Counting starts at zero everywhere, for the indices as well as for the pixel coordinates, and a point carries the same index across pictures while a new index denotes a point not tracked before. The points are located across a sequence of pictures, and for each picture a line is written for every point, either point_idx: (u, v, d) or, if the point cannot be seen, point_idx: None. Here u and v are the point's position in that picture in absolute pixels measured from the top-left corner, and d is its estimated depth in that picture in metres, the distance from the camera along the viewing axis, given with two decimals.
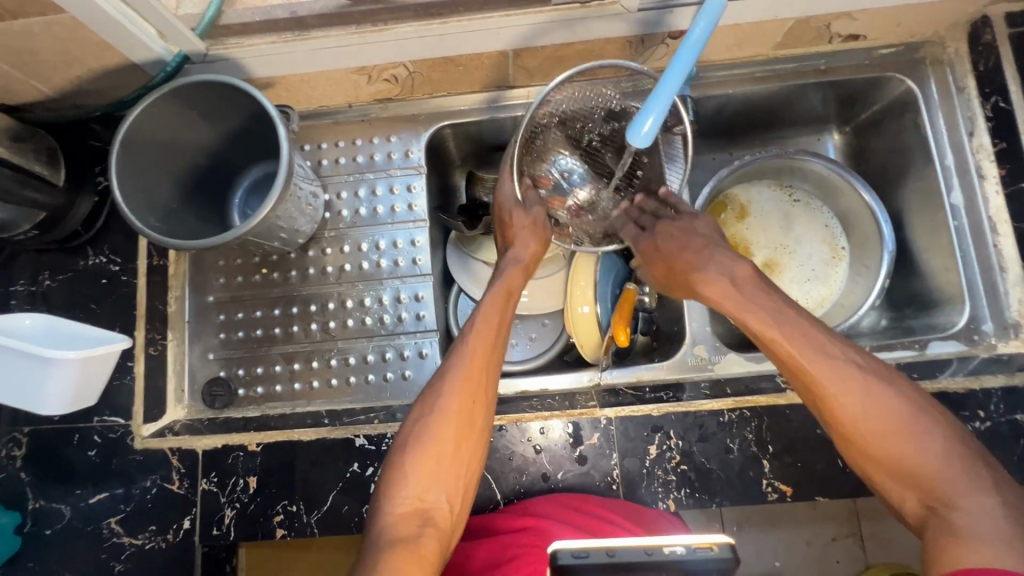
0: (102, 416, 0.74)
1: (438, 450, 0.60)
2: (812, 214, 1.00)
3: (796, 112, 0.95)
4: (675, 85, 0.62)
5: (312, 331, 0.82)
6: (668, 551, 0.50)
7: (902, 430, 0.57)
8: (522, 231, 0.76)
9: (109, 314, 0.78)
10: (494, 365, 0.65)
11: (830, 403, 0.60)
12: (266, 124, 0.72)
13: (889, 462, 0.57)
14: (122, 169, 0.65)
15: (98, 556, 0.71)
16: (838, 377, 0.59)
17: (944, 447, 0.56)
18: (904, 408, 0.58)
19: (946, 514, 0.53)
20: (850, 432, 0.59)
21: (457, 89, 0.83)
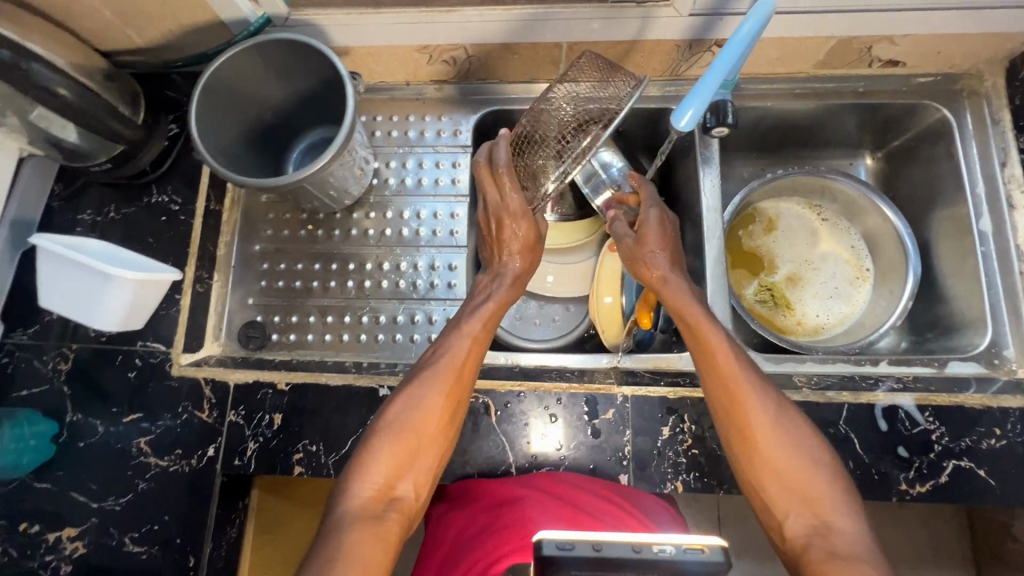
0: (145, 342, 0.78)
1: (414, 440, 0.64)
2: (839, 234, 1.02)
3: (829, 134, 0.98)
4: (717, 77, 0.66)
5: (348, 288, 0.86)
6: (658, 550, 0.47)
7: (805, 453, 0.62)
8: (529, 249, 0.81)
9: (163, 248, 0.82)
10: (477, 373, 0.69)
11: (745, 412, 0.63)
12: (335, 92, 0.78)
13: (785, 478, 0.61)
14: (201, 107, 0.71)
15: (124, 472, 0.74)
16: (755, 394, 0.64)
17: (833, 479, 0.61)
18: (804, 433, 0.63)
19: (828, 534, 0.57)
20: (757, 444, 0.62)
21: (509, 77, 0.89)
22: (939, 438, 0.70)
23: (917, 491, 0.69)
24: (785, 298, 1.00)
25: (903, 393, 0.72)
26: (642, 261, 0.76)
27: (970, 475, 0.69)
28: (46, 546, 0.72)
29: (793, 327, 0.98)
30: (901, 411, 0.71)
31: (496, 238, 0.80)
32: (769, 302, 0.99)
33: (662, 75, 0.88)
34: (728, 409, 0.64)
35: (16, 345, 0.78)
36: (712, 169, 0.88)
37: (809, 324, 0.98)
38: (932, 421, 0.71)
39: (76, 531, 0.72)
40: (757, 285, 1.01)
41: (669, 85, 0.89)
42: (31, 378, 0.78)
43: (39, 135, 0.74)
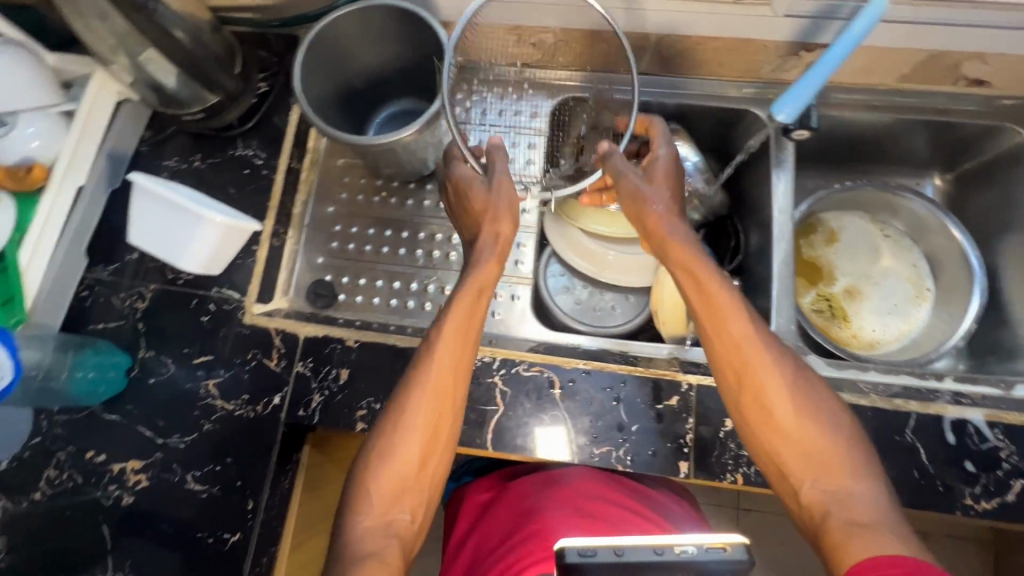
0: (220, 288, 0.80)
1: (405, 457, 0.64)
2: (901, 252, 1.01)
3: (901, 151, 0.98)
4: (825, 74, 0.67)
5: (416, 256, 0.88)
6: (679, 550, 0.47)
7: (819, 420, 0.62)
8: (487, 216, 0.75)
9: (245, 200, 0.84)
10: (458, 375, 0.67)
11: (755, 375, 0.64)
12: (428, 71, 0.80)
13: (803, 448, 0.61)
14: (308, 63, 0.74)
15: (191, 412, 0.75)
16: (768, 365, 0.64)
17: (848, 443, 0.61)
18: (812, 391, 0.64)
19: (846, 501, 0.58)
20: (768, 409, 0.63)
21: (593, 65, 0.91)
22: (1008, 457, 0.69)
23: (981, 507, 0.68)
24: (842, 310, 0.99)
25: (972, 409, 0.72)
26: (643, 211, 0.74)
27: None
28: (110, 476, 0.74)
29: (849, 339, 0.97)
30: (970, 425, 0.71)
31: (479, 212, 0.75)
32: (826, 312, 0.99)
33: (743, 76, 0.89)
34: (738, 384, 0.65)
35: (96, 279, 0.80)
36: (786, 172, 0.88)
37: (865, 338, 0.97)
38: (1001, 439, 0.70)
39: (140, 465, 0.74)
40: (815, 295, 1.00)
41: (749, 86, 0.90)
42: (108, 313, 0.80)
43: (144, 78, 0.77)
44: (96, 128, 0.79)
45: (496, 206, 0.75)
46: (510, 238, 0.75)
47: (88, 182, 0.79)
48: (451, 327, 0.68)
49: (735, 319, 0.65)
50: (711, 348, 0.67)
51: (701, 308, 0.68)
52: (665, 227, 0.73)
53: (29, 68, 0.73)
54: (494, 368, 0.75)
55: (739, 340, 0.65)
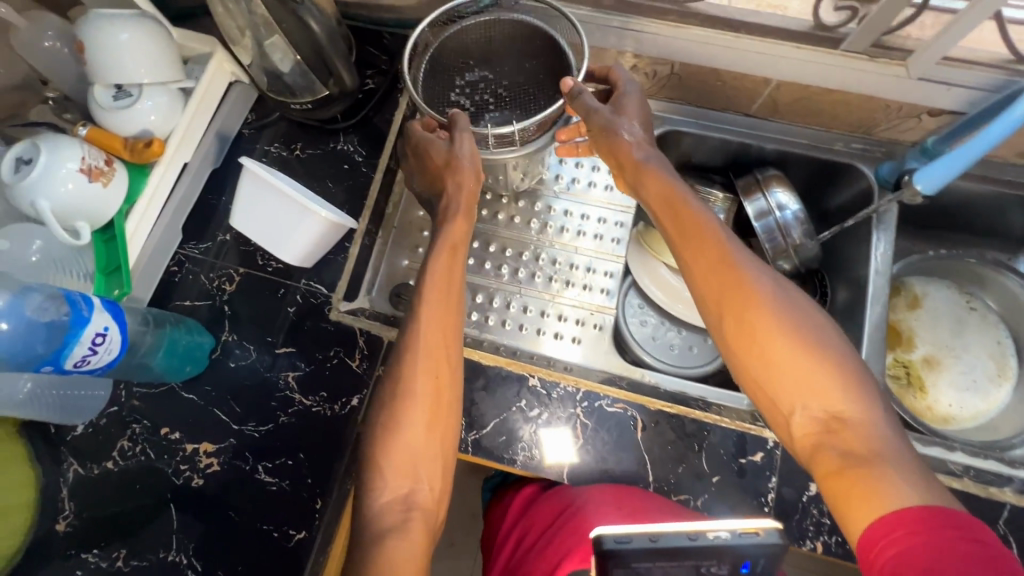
0: (309, 281, 0.80)
1: (395, 410, 0.63)
2: (986, 327, 0.98)
3: (1000, 225, 0.95)
4: (982, 147, 0.68)
5: (502, 273, 0.86)
6: (714, 536, 0.55)
7: (803, 337, 0.55)
8: (449, 168, 0.70)
9: (342, 196, 0.84)
10: (433, 315, 0.65)
11: (737, 303, 0.59)
12: (544, 92, 0.73)
13: (790, 375, 0.55)
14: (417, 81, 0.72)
15: (268, 402, 0.75)
16: (748, 293, 0.58)
17: (838, 356, 0.54)
18: (799, 306, 0.58)
19: (841, 429, 0.51)
20: (754, 337, 0.57)
21: (701, 101, 0.90)
22: None
23: None
24: (919, 379, 0.96)
25: None
26: (619, 145, 0.70)
27: None
28: (182, 456, 0.74)
29: (923, 410, 0.95)
30: None
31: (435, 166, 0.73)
32: (902, 379, 0.96)
33: (853, 131, 0.87)
34: (721, 321, 0.60)
35: (186, 257, 0.81)
36: (888, 234, 0.85)
37: (939, 411, 0.95)
38: None
39: (213, 448, 0.74)
40: (891, 359, 0.98)
41: (857, 142, 0.88)
42: (195, 291, 0.80)
43: (264, 65, 0.77)
44: (208, 107, 0.79)
45: (462, 161, 0.69)
46: (474, 189, 0.71)
47: (193, 159, 0.80)
48: (432, 288, 0.66)
49: (706, 243, 0.62)
50: (694, 284, 0.63)
51: (677, 240, 0.64)
52: (637, 155, 0.70)
53: (161, 42, 0.71)
54: (577, 399, 0.75)
55: (710, 275, 0.61)
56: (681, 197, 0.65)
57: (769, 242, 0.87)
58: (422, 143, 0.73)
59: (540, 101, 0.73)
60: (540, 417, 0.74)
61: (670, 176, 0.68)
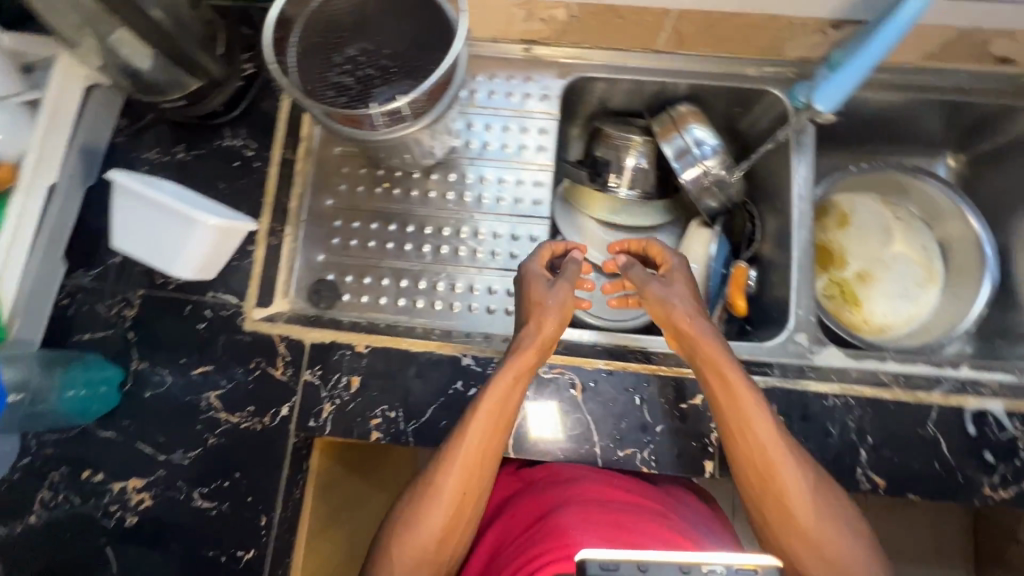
0: (216, 293, 0.75)
1: (424, 526, 0.63)
2: (912, 235, 1.00)
3: (915, 130, 0.96)
4: (871, 61, 0.72)
5: (424, 252, 0.83)
6: (707, 569, 0.42)
7: (833, 523, 0.61)
8: (537, 307, 0.70)
9: (236, 196, 0.78)
10: (489, 447, 0.64)
11: (777, 479, 0.62)
12: (428, 55, 0.67)
13: (816, 550, 0.60)
14: (296, 61, 0.66)
15: (192, 426, 0.71)
16: (792, 473, 0.62)
17: (859, 540, 0.61)
18: (831, 493, 0.63)
19: None
20: (790, 518, 0.61)
21: (606, 44, 0.85)
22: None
23: (999, 496, 0.69)
24: (854, 295, 0.98)
25: (992, 399, 0.71)
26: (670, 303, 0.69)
27: None
28: (110, 496, 0.70)
29: (860, 324, 0.97)
30: (990, 416, 0.70)
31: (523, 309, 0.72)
32: (837, 298, 0.98)
33: (764, 55, 0.84)
34: (758, 488, 0.63)
35: (77, 286, 0.74)
36: (805, 156, 0.85)
37: (875, 323, 0.97)
38: (1020, 429, 0.70)
39: (142, 483, 0.70)
40: (826, 280, 0.99)
41: (769, 65, 0.85)
42: (92, 322, 0.74)
43: (118, 63, 0.69)
44: (64, 119, 0.71)
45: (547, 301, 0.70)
46: (556, 334, 0.69)
47: (60, 180, 0.72)
48: (486, 405, 0.64)
49: (756, 424, 0.63)
50: (733, 454, 0.64)
51: (725, 410, 0.64)
52: (689, 323, 0.68)
53: None
54: None
55: (762, 450, 0.62)
56: (732, 372, 0.64)
57: (693, 177, 0.85)
58: (523, 283, 0.73)
59: (427, 66, 0.67)
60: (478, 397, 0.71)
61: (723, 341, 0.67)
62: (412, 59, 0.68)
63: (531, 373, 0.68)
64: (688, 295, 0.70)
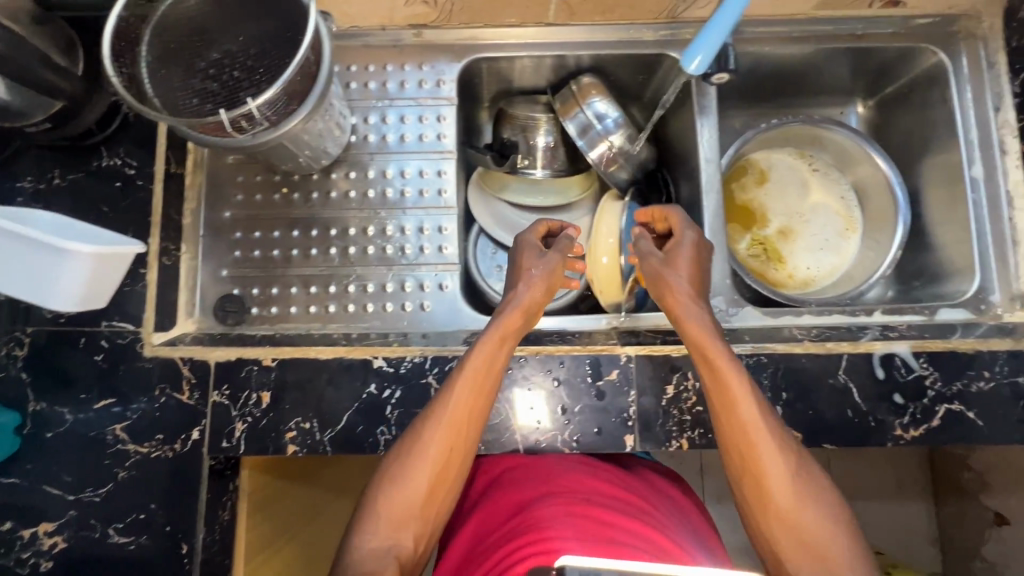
0: (110, 322, 0.72)
1: (407, 488, 0.60)
2: (830, 185, 1.00)
3: (822, 81, 0.95)
4: (721, 29, 0.66)
5: (331, 255, 0.80)
6: None
7: (818, 505, 0.56)
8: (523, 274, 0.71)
9: (120, 218, 0.74)
10: (477, 407, 0.63)
11: (760, 459, 0.58)
12: (288, 49, 0.64)
13: (799, 533, 0.56)
14: (150, 71, 0.62)
15: (101, 462, 0.69)
16: (777, 450, 0.58)
17: (849, 534, 0.56)
18: (820, 483, 0.58)
19: None
20: (774, 497, 0.57)
21: (495, 22, 0.82)
22: (932, 384, 0.71)
23: (911, 435, 0.70)
24: (777, 252, 0.99)
25: (899, 342, 0.73)
26: (665, 282, 0.68)
27: (958, 417, 0.71)
28: (21, 544, 0.67)
29: (786, 280, 0.97)
30: (897, 359, 0.72)
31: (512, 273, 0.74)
32: (761, 256, 0.98)
33: (657, 18, 0.82)
34: (742, 461, 0.59)
35: None
36: (710, 118, 0.84)
37: (799, 277, 0.98)
38: (926, 367, 0.71)
39: (54, 526, 0.67)
40: (750, 239, 0.99)
41: (665, 28, 0.84)
42: None
43: None
44: None
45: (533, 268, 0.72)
46: (543, 300, 0.71)
47: None
48: (472, 364, 0.64)
49: (742, 397, 0.59)
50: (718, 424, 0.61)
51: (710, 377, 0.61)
52: (681, 295, 0.66)
53: None
54: (426, 369, 0.70)
55: (749, 420, 0.59)
56: (715, 344, 0.62)
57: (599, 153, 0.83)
58: (517, 252, 0.76)
59: (287, 58, 0.63)
60: (393, 398, 0.70)
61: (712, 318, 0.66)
62: (275, 52, 0.64)
63: (516, 338, 0.68)
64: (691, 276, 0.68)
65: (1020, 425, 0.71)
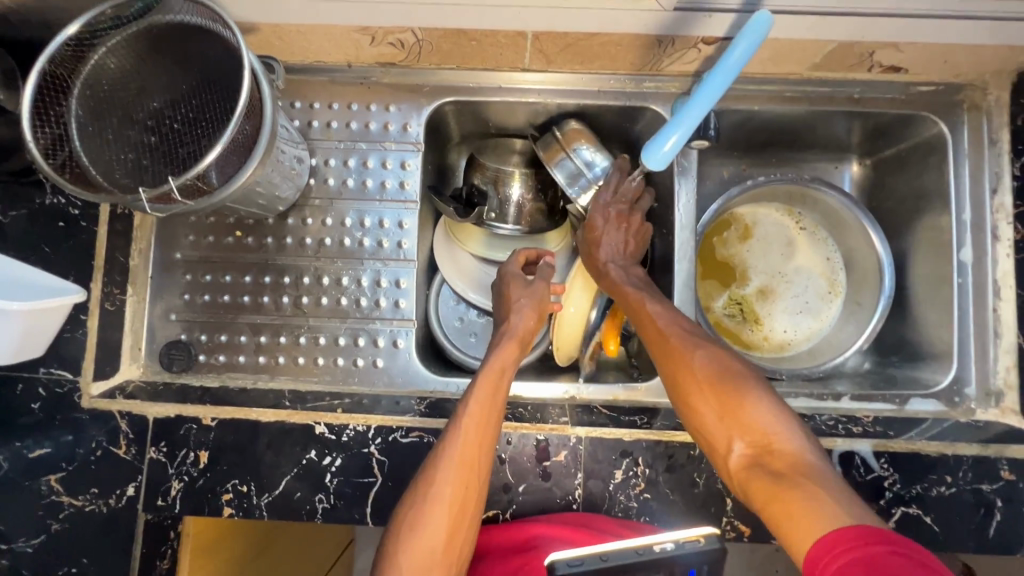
0: (48, 368, 0.70)
1: (428, 533, 0.58)
2: (816, 246, 0.96)
3: (816, 138, 0.90)
4: (703, 109, 0.62)
5: (283, 304, 0.77)
6: (659, 549, 0.52)
7: (730, 378, 0.61)
8: (513, 306, 0.73)
9: (63, 261, 0.71)
10: (489, 441, 0.62)
11: (680, 363, 0.64)
12: (231, 101, 0.60)
13: (721, 407, 0.59)
14: (80, 123, 0.58)
15: (33, 513, 0.68)
16: (686, 341, 0.65)
17: (766, 398, 0.59)
18: (734, 367, 0.62)
19: (772, 458, 0.55)
20: (693, 385, 0.62)
21: (468, 65, 0.77)
22: (891, 485, 0.69)
23: None
24: (754, 312, 0.95)
25: (861, 439, 0.70)
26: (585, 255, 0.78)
27: (915, 521, 0.69)
28: None
29: (760, 342, 0.94)
30: (858, 457, 0.69)
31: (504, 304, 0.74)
32: (736, 316, 0.94)
33: (639, 70, 0.76)
34: (666, 366, 0.65)
35: None
36: (688, 181, 0.80)
37: (775, 340, 0.94)
38: (887, 468, 0.69)
39: None
40: (727, 297, 0.95)
41: (648, 80, 0.78)
42: None
43: None
44: None
45: (521, 300, 0.73)
46: (535, 329, 0.73)
47: None
48: (478, 399, 0.64)
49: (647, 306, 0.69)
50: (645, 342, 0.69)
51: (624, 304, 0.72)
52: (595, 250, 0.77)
53: None
54: (369, 439, 0.69)
55: (655, 321, 0.68)
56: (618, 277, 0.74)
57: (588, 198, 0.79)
58: (502, 285, 0.76)
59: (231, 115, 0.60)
60: (333, 467, 0.68)
61: (628, 267, 0.76)
62: (219, 108, 0.60)
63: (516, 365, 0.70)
64: (611, 238, 0.77)
65: (978, 533, 0.68)
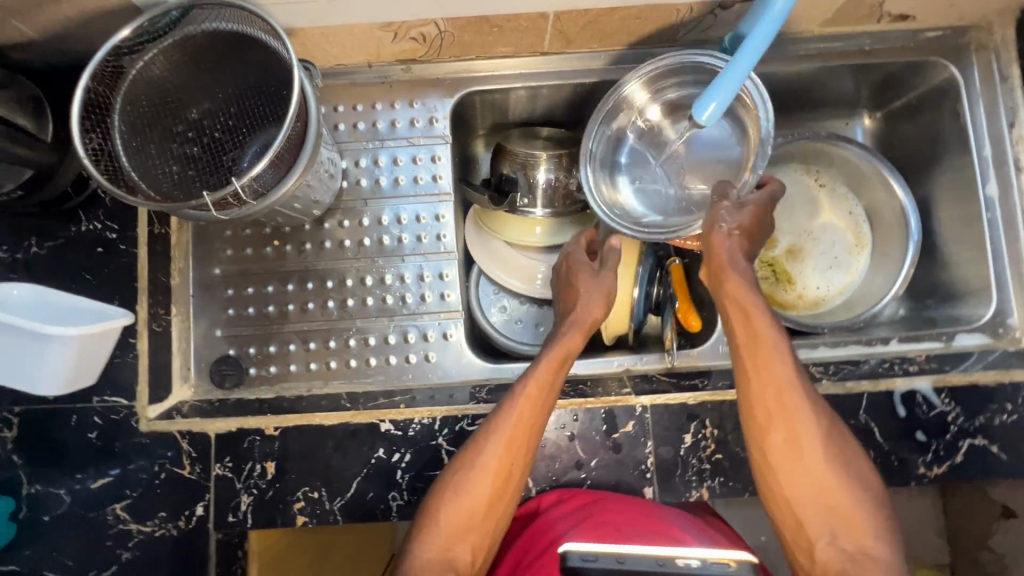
0: (102, 396, 0.69)
1: (471, 509, 0.60)
2: (837, 201, 0.97)
3: (829, 95, 0.91)
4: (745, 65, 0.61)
5: (329, 309, 0.77)
6: (682, 563, 0.45)
7: (842, 466, 0.58)
8: (575, 288, 0.72)
9: (107, 286, 0.70)
10: (537, 423, 0.63)
11: (793, 427, 0.59)
12: (278, 107, 0.61)
13: (820, 489, 0.58)
14: (124, 140, 0.58)
15: (101, 544, 0.66)
16: (807, 412, 0.59)
17: (871, 496, 0.58)
18: (846, 452, 0.59)
19: (864, 562, 0.55)
20: (798, 454, 0.58)
21: (488, 53, 0.77)
22: (955, 419, 0.70)
23: (933, 473, 0.70)
24: (786, 273, 0.96)
25: (919, 377, 0.71)
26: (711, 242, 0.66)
27: (982, 451, 0.70)
28: None
29: (795, 301, 0.95)
30: (919, 395, 0.71)
31: (568, 286, 0.74)
32: (769, 278, 0.96)
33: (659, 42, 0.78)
34: (767, 420, 0.60)
35: None
36: None
37: (809, 297, 0.95)
38: (948, 403, 0.71)
39: None
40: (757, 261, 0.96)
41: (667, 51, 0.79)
42: None
43: None
44: None
45: (586, 284, 0.72)
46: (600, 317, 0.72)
47: None
48: (534, 384, 0.64)
49: (774, 361, 0.60)
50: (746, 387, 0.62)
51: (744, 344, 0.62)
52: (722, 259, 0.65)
53: None
54: (436, 431, 0.68)
55: (783, 382, 0.59)
56: (753, 305, 0.62)
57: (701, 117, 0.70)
58: (565, 271, 0.76)
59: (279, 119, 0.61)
60: (403, 463, 0.68)
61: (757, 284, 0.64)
62: (267, 110, 0.61)
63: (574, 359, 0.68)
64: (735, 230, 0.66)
65: None
